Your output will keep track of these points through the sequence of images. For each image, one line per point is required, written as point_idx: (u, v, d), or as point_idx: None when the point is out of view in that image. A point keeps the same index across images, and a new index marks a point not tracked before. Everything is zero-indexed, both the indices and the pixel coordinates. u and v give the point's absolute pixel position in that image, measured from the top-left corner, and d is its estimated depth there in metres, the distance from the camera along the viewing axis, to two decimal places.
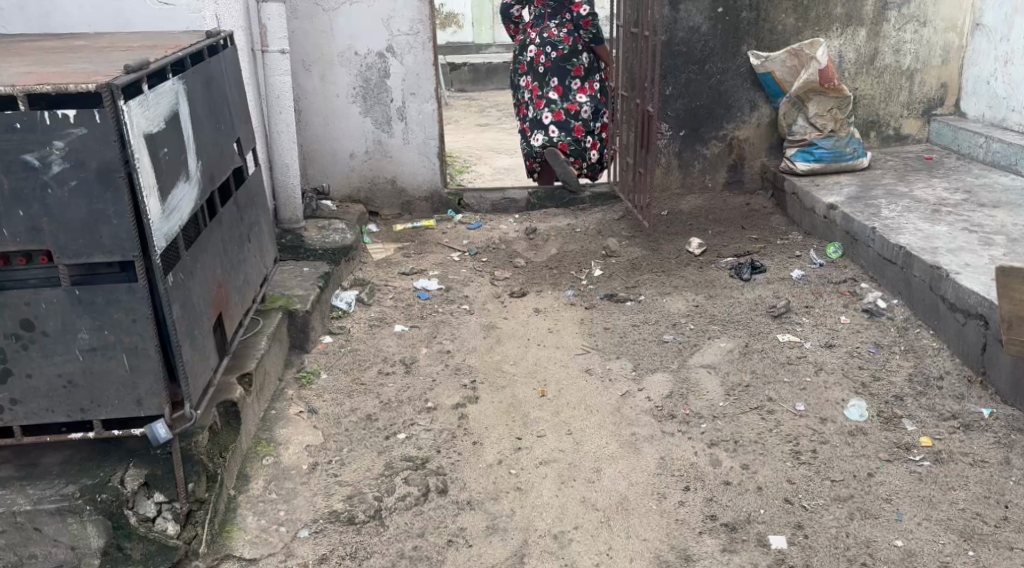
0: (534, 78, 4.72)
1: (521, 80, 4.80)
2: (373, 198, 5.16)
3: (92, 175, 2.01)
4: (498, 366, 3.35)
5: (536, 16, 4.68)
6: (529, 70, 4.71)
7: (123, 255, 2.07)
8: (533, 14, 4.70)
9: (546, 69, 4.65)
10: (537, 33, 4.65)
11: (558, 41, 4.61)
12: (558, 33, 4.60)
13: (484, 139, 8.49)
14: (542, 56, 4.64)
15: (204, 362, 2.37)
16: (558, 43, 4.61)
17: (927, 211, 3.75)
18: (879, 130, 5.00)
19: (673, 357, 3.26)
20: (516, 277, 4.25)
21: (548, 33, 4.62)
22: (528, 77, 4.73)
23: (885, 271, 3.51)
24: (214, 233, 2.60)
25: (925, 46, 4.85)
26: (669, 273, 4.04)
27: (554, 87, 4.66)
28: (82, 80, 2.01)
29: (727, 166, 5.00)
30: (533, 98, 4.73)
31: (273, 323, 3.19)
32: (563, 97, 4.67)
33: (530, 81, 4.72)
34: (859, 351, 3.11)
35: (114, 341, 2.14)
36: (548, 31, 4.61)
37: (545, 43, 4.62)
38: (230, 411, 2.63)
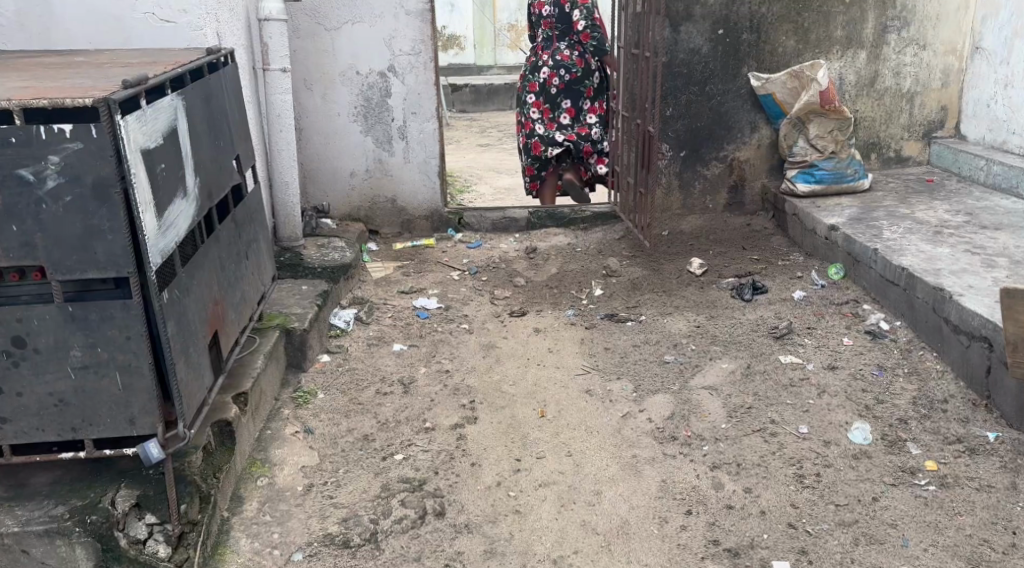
0: (543, 98, 5.01)
1: (528, 97, 5.06)
2: (372, 216, 5.14)
3: (87, 190, 1.99)
4: (497, 386, 3.32)
5: (545, 38, 4.97)
6: (540, 90, 5.00)
7: (117, 271, 2.04)
8: (542, 37, 4.99)
9: (558, 91, 4.97)
10: (549, 55, 4.94)
11: (571, 64, 4.93)
12: (569, 56, 4.92)
13: (485, 159, 8.50)
14: (555, 78, 4.96)
15: (199, 381, 2.34)
16: (571, 66, 4.93)
17: (930, 233, 3.73)
18: (880, 152, 4.99)
19: (674, 378, 3.22)
20: (516, 296, 4.22)
21: (560, 55, 4.93)
22: (537, 96, 5.01)
23: (887, 293, 3.48)
24: (211, 250, 2.58)
25: (926, 69, 4.85)
26: (669, 293, 4.01)
27: (566, 108, 5.01)
28: (79, 95, 1.99)
29: (727, 187, 4.98)
30: (544, 118, 5.04)
31: (270, 342, 3.15)
32: (574, 119, 5.03)
33: (539, 100, 5.01)
34: (862, 374, 3.08)
35: (107, 358, 2.11)
36: (561, 55, 4.92)
37: (558, 64, 4.93)
38: (224, 431, 2.59)
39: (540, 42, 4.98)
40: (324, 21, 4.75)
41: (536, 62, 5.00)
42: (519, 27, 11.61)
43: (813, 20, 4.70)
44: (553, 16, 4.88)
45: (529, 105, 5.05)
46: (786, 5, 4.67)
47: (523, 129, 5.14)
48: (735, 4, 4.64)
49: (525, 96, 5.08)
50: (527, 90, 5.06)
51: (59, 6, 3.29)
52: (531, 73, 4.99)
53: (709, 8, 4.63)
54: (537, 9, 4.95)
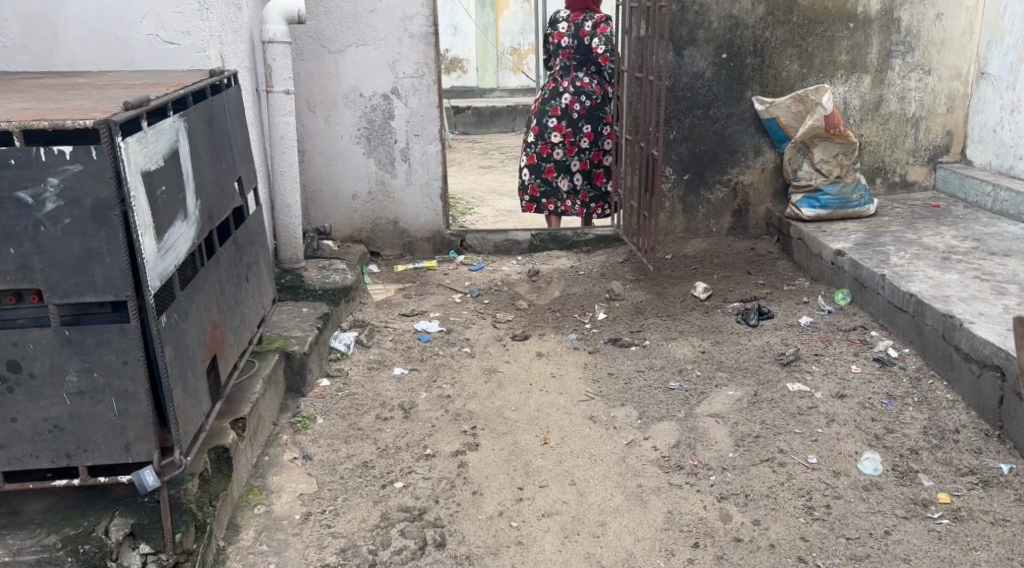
0: (564, 123, 5.02)
1: (546, 122, 5.04)
2: (374, 238, 5.11)
3: (86, 212, 1.96)
4: (499, 412, 3.27)
5: (563, 67, 5.02)
6: (562, 115, 5.01)
7: (115, 295, 2.01)
8: (560, 65, 5.04)
9: (580, 117, 5.01)
10: (570, 82, 4.99)
11: (592, 91, 5.00)
12: (590, 83, 4.99)
13: (488, 181, 8.48)
14: (576, 104, 5.00)
15: (196, 407, 2.30)
16: (592, 93, 4.99)
17: (937, 259, 3.69)
18: (885, 178, 4.96)
19: (680, 405, 3.17)
20: (519, 320, 4.18)
21: (581, 83, 4.99)
22: (557, 121, 5.02)
23: (896, 319, 3.44)
24: (211, 272, 2.54)
25: (930, 94, 4.84)
26: (674, 317, 3.97)
27: (587, 134, 5.05)
28: (80, 116, 1.96)
29: (731, 212, 4.94)
30: (564, 143, 5.06)
31: (269, 367, 3.10)
32: (594, 144, 5.08)
33: (562, 125, 5.02)
34: (871, 403, 3.03)
35: (104, 384, 2.07)
36: (582, 83, 4.98)
37: (580, 91, 4.98)
38: (221, 457, 2.54)
39: (559, 70, 5.03)
40: (328, 43, 4.75)
41: (555, 88, 5.02)
42: (522, 50, 11.65)
43: (817, 45, 4.70)
44: (573, 46, 4.96)
45: (547, 129, 5.04)
46: (790, 29, 4.67)
47: (534, 152, 5.13)
48: (739, 28, 4.64)
49: (542, 119, 5.04)
50: (544, 114, 5.04)
51: (63, 28, 3.27)
52: (553, 99, 4.99)
53: (713, 32, 4.63)
54: (557, 37, 4.98)
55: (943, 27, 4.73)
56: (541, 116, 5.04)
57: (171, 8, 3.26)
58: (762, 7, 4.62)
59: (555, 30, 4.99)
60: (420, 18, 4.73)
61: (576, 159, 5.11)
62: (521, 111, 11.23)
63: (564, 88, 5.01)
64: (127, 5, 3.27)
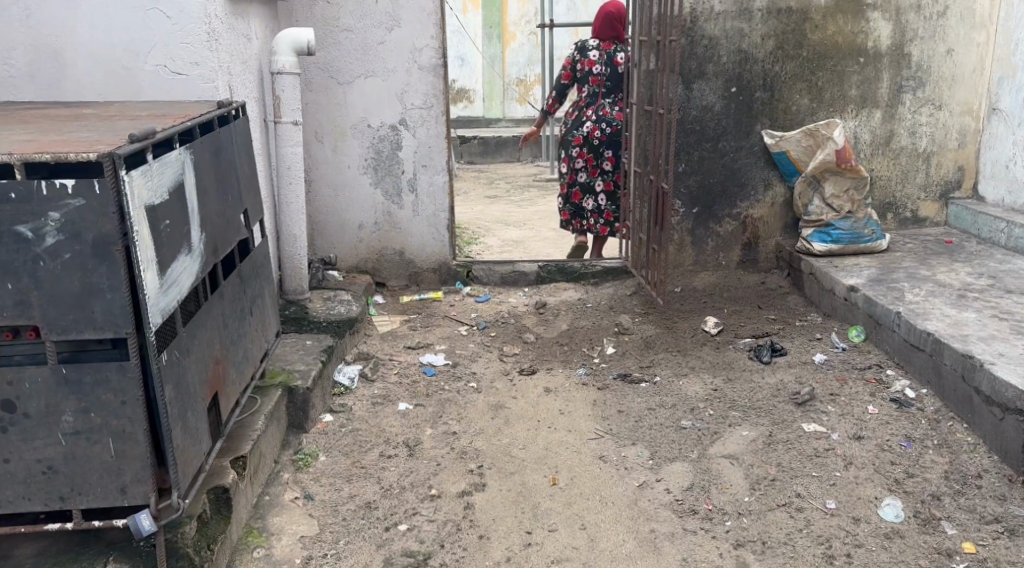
0: (586, 150, 5.13)
1: (572, 150, 5.19)
2: (380, 268, 5.05)
3: (87, 247, 1.90)
4: (506, 450, 3.19)
5: (591, 94, 5.10)
6: (584, 143, 5.12)
7: (114, 332, 1.95)
8: (588, 92, 5.12)
9: (601, 143, 5.08)
10: (593, 110, 5.09)
11: (612, 118, 5.06)
12: (611, 111, 5.06)
13: (493, 211, 8.44)
14: (597, 131, 5.08)
15: (196, 446, 2.22)
16: (613, 120, 5.05)
17: (953, 296, 3.62)
18: (896, 213, 4.91)
19: (692, 446, 3.09)
20: (526, 354, 4.11)
21: (603, 110, 5.07)
22: (580, 148, 5.14)
23: (912, 358, 3.37)
24: (214, 307, 2.48)
25: (942, 129, 4.80)
26: (684, 353, 3.89)
27: (608, 158, 5.10)
28: (84, 149, 1.91)
29: (741, 244, 4.88)
30: (587, 167, 5.16)
31: (271, 402, 3.03)
32: (615, 168, 5.11)
33: (583, 153, 5.13)
34: (890, 445, 2.95)
35: (101, 424, 2.00)
36: (605, 110, 5.06)
37: (600, 119, 5.06)
38: (221, 498, 2.47)
39: (586, 97, 5.12)
40: (337, 74, 4.74)
41: (579, 117, 5.14)
42: (528, 81, 11.67)
43: (827, 79, 4.67)
44: (602, 74, 5.06)
45: (573, 157, 5.18)
46: (800, 64, 4.65)
47: (564, 178, 5.28)
48: (748, 62, 4.62)
49: (568, 149, 5.21)
50: (570, 143, 5.19)
51: (72, 58, 3.26)
52: (576, 127, 5.11)
53: (722, 66, 4.61)
54: (587, 66, 5.07)
55: (954, 62, 4.71)
56: (568, 145, 5.20)
57: (180, 39, 3.24)
58: (772, 41, 4.60)
59: (585, 58, 5.07)
60: (429, 50, 4.72)
61: (599, 181, 5.18)
62: (527, 141, 11.23)
63: (587, 116, 5.11)
64: (136, 35, 3.24)
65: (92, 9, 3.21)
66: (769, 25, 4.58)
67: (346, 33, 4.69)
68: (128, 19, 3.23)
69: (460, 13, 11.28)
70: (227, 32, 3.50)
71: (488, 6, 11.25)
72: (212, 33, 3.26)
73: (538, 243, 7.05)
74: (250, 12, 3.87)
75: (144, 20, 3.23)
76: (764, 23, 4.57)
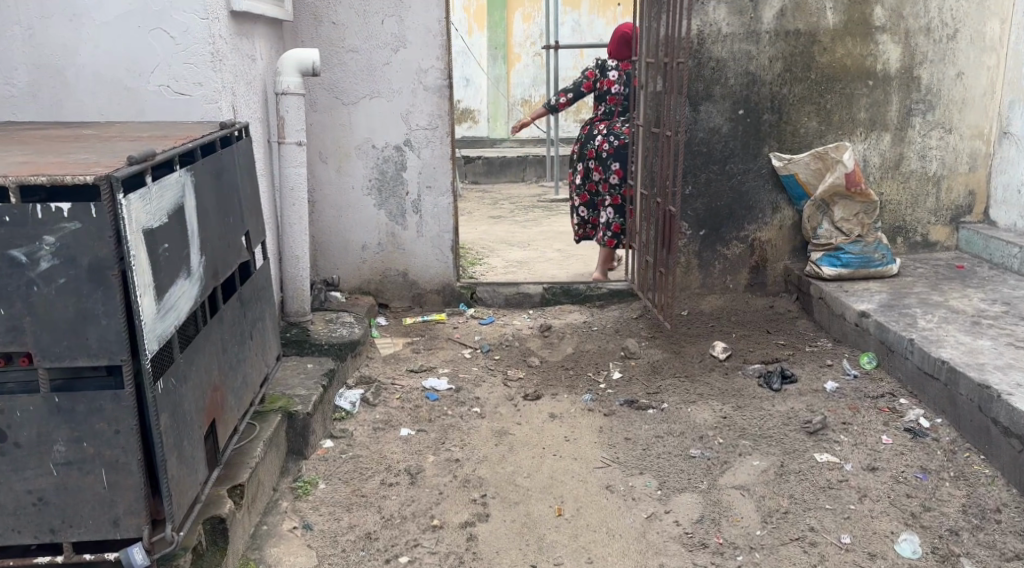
0: (597, 162, 5.10)
1: (586, 163, 5.18)
2: (383, 289, 4.99)
3: (83, 272, 1.85)
4: (510, 478, 3.11)
5: (607, 112, 5.12)
6: (594, 156, 5.10)
7: (109, 359, 1.89)
8: (604, 109, 5.14)
9: (608, 155, 5.02)
10: (605, 125, 5.08)
11: (622, 132, 5.01)
12: (622, 126, 5.02)
13: (497, 232, 8.40)
14: (606, 144, 5.04)
15: (192, 476, 2.16)
16: (621, 134, 5.01)
17: (967, 323, 3.56)
18: (906, 236, 4.85)
19: (702, 476, 3.02)
20: (531, 378, 4.04)
21: (614, 125, 5.05)
22: (592, 161, 5.12)
23: (926, 387, 3.32)
24: (213, 332, 2.43)
25: (952, 153, 4.75)
26: (692, 379, 3.82)
27: (615, 171, 5.04)
28: (81, 171, 1.87)
29: (749, 267, 4.82)
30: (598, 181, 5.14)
31: (270, 429, 2.96)
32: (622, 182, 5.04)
33: (594, 165, 5.11)
34: (905, 477, 2.91)
35: (94, 454, 1.94)
36: (616, 125, 5.04)
37: (610, 133, 5.04)
38: (217, 528, 2.40)
39: (601, 113, 5.14)
40: (342, 95, 4.72)
41: (591, 131, 5.14)
42: (532, 101, 11.68)
43: (836, 102, 4.63)
44: (619, 92, 5.08)
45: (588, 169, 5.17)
46: (808, 86, 4.61)
47: (582, 191, 5.25)
48: (756, 84, 4.58)
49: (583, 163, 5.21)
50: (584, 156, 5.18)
51: (74, 78, 3.23)
52: (587, 140, 5.11)
53: (729, 88, 4.57)
54: (605, 84, 5.11)
55: (964, 86, 4.67)
56: (583, 159, 5.19)
57: (184, 59, 3.21)
58: (780, 63, 4.57)
59: (605, 77, 5.10)
60: (435, 70, 4.69)
61: (608, 195, 5.12)
62: (532, 161, 11.22)
63: (598, 129, 5.10)
64: (139, 55, 3.21)
65: (95, 28, 3.18)
66: (777, 47, 4.55)
67: (352, 54, 4.67)
68: (131, 39, 3.19)
69: (465, 34, 11.30)
70: (232, 53, 3.47)
71: (494, 28, 11.28)
72: (216, 54, 3.24)
73: (542, 264, 7.00)
74: (255, 32, 3.85)
75: (148, 39, 3.19)
76: (772, 46, 4.54)
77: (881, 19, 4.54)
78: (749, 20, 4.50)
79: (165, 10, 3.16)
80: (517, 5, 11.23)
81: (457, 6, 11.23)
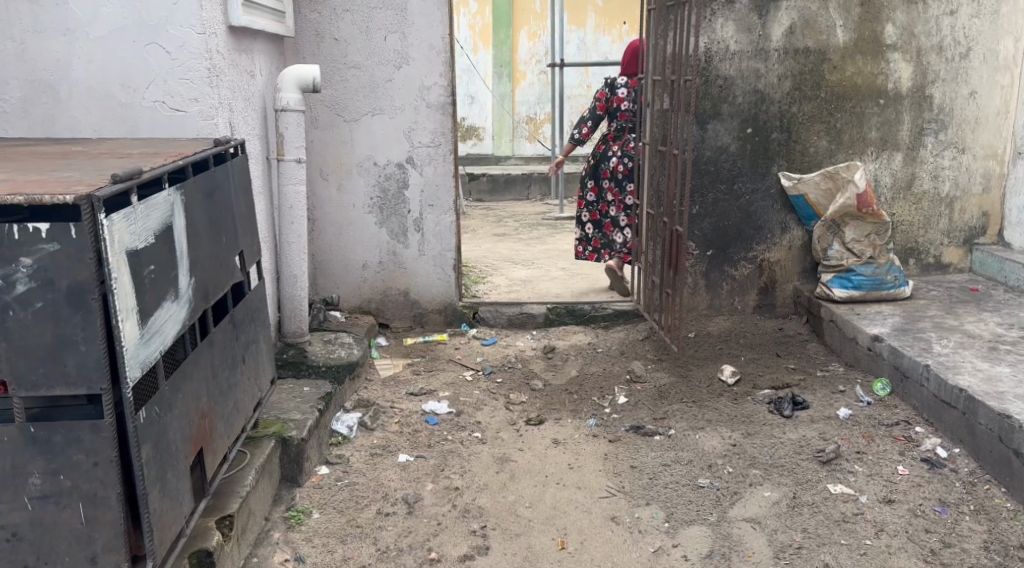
0: (613, 183, 5.07)
1: (600, 182, 5.12)
2: (384, 309, 4.90)
3: (61, 295, 1.76)
4: (512, 508, 3.01)
5: (619, 129, 5.03)
6: (610, 177, 5.06)
7: (89, 388, 1.79)
8: (616, 127, 5.05)
9: (625, 177, 5.02)
10: (619, 145, 5.02)
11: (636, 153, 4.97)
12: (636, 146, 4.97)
13: (501, 250, 8.31)
14: (621, 165, 5.01)
15: (176, 509, 2.07)
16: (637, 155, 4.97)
17: (984, 349, 3.45)
18: (918, 258, 4.75)
19: (710, 507, 2.91)
20: (533, 402, 3.93)
21: (628, 146, 5.00)
22: (607, 182, 5.07)
23: (942, 415, 3.21)
24: (202, 357, 2.34)
25: (965, 173, 4.66)
26: (700, 404, 3.70)
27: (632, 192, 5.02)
28: (60, 190, 1.78)
29: (757, 288, 4.72)
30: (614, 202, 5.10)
31: (263, 457, 2.86)
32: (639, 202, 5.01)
33: (609, 186, 5.07)
34: (922, 510, 2.79)
35: (70, 487, 1.84)
36: (630, 145, 4.98)
37: (625, 154, 5.00)
38: (203, 562, 2.30)
39: (613, 131, 5.05)
40: (343, 112, 4.65)
41: (605, 150, 5.07)
42: (537, 119, 11.63)
43: (846, 121, 4.55)
44: (630, 110, 4.99)
45: (603, 189, 5.10)
46: (818, 105, 4.53)
47: (594, 211, 5.18)
48: (765, 103, 4.50)
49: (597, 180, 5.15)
50: (598, 175, 5.12)
51: (67, 93, 3.16)
52: (603, 161, 5.05)
53: (737, 107, 4.50)
54: (616, 102, 5.01)
55: (977, 105, 4.58)
56: (596, 178, 5.13)
57: (179, 75, 3.14)
58: (789, 82, 4.49)
59: (615, 95, 5.00)
60: (437, 87, 4.62)
61: (625, 215, 5.10)
62: (536, 179, 11.15)
63: (613, 149, 5.04)
64: (134, 70, 3.14)
65: (89, 43, 3.11)
66: (786, 65, 4.47)
67: (354, 70, 4.60)
68: (125, 54, 3.12)
69: (470, 52, 11.27)
70: (230, 68, 3.40)
71: (499, 45, 11.25)
72: (213, 69, 3.17)
73: (546, 283, 6.89)
74: (255, 48, 3.78)
75: (142, 54, 3.12)
76: (781, 64, 4.47)
77: (892, 37, 4.47)
78: (757, 38, 4.42)
79: (161, 25, 3.09)
80: (523, 22, 11.19)
81: (462, 24, 11.21)
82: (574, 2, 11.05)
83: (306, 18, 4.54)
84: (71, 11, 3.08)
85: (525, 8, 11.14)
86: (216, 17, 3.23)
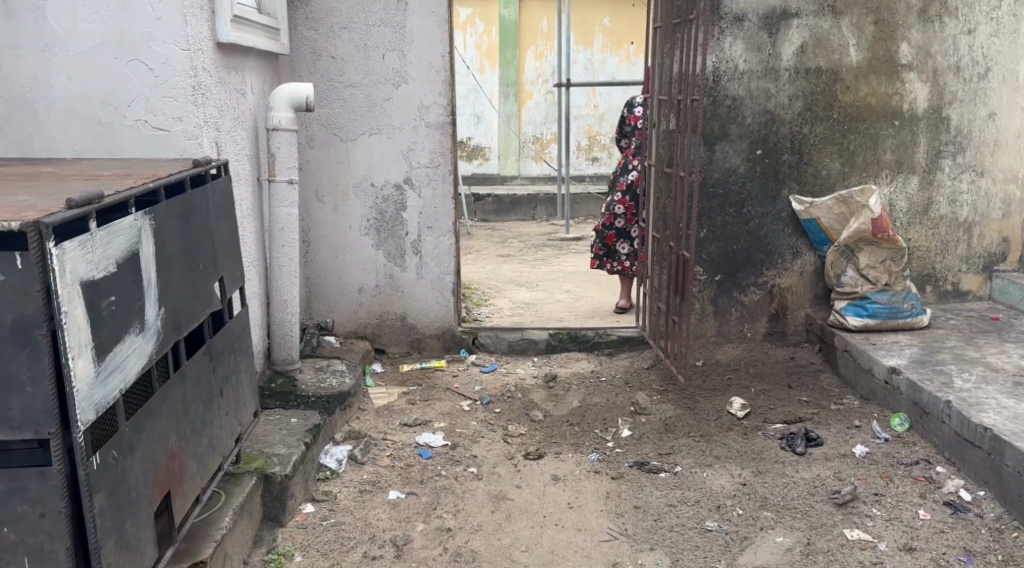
0: (628, 197, 4.93)
1: (613, 195, 5.00)
2: (380, 334, 4.73)
3: (5, 331, 1.62)
4: (507, 552, 2.83)
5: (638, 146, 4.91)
6: (626, 190, 4.93)
7: (35, 431, 1.66)
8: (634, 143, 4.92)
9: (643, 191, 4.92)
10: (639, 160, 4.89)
11: None
12: None
13: (505, 272, 8.14)
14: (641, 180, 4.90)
15: (136, 562, 1.92)
16: None
17: (1009, 384, 3.27)
18: (936, 284, 4.57)
19: (719, 554, 2.74)
20: (533, 434, 3.74)
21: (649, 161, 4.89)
22: (622, 194, 4.94)
23: (965, 454, 3.02)
24: (171, 393, 2.19)
25: (984, 198, 4.49)
26: (708, 439, 3.51)
27: None
28: (9, 215, 1.65)
29: (767, 315, 4.53)
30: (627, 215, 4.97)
31: (242, 495, 2.72)
32: None
33: (624, 199, 4.94)
34: (946, 560, 2.61)
35: (14, 541, 1.69)
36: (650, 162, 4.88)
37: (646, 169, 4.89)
38: None
39: (631, 147, 4.93)
40: (339, 131, 4.51)
41: (625, 165, 4.96)
42: (543, 139, 11.51)
43: (860, 143, 4.39)
44: None
45: (614, 203, 4.97)
46: (830, 126, 4.38)
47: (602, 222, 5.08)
48: (775, 123, 4.35)
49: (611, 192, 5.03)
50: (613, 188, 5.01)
51: (45, 111, 3.03)
52: (622, 175, 4.93)
53: (746, 127, 4.35)
54: (634, 119, 4.88)
55: (996, 127, 4.43)
56: (612, 191, 5.01)
57: (162, 92, 3.03)
58: (800, 102, 4.34)
59: (632, 114, 4.90)
60: (437, 107, 4.49)
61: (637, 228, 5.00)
62: (542, 199, 11.00)
63: (632, 164, 4.92)
64: (114, 88, 3.02)
65: (68, 59, 2.99)
66: (797, 85, 4.33)
67: (351, 89, 4.47)
68: (106, 70, 3.01)
69: (476, 71, 11.19)
70: (217, 86, 3.28)
71: (505, 65, 11.15)
72: (197, 87, 3.06)
73: (550, 307, 6.72)
74: (246, 66, 3.66)
75: (124, 71, 3.01)
76: (792, 84, 4.32)
77: (907, 57, 4.32)
78: (767, 57, 4.29)
79: (143, 41, 2.98)
80: (529, 43, 11.13)
81: (468, 44, 11.14)
82: (581, 22, 10.98)
83: (301, 35, 4.42)
84: (50, 27, 2.96)
85: (531, 28, 11.08)
86: (202, 33, 3.14)
